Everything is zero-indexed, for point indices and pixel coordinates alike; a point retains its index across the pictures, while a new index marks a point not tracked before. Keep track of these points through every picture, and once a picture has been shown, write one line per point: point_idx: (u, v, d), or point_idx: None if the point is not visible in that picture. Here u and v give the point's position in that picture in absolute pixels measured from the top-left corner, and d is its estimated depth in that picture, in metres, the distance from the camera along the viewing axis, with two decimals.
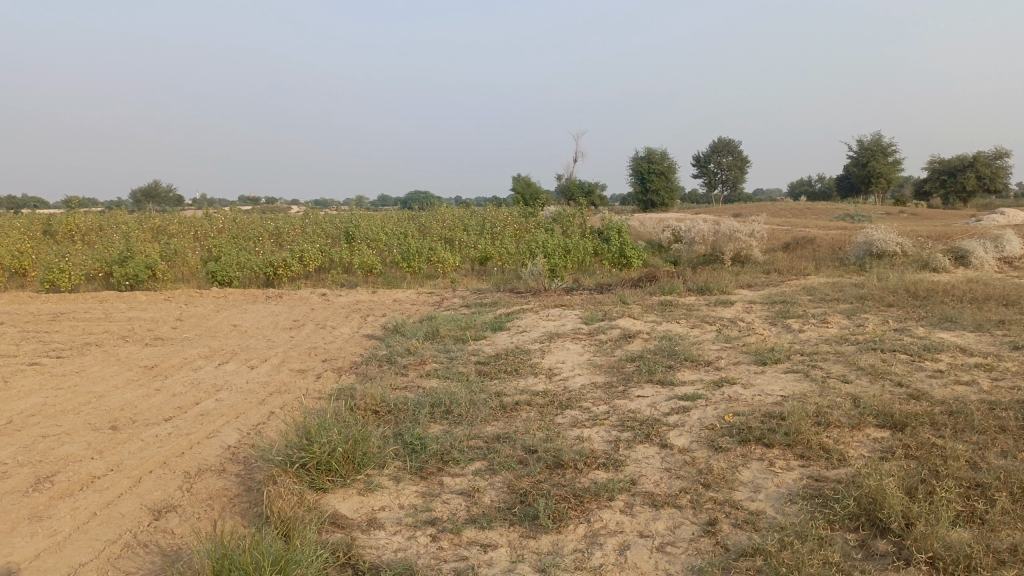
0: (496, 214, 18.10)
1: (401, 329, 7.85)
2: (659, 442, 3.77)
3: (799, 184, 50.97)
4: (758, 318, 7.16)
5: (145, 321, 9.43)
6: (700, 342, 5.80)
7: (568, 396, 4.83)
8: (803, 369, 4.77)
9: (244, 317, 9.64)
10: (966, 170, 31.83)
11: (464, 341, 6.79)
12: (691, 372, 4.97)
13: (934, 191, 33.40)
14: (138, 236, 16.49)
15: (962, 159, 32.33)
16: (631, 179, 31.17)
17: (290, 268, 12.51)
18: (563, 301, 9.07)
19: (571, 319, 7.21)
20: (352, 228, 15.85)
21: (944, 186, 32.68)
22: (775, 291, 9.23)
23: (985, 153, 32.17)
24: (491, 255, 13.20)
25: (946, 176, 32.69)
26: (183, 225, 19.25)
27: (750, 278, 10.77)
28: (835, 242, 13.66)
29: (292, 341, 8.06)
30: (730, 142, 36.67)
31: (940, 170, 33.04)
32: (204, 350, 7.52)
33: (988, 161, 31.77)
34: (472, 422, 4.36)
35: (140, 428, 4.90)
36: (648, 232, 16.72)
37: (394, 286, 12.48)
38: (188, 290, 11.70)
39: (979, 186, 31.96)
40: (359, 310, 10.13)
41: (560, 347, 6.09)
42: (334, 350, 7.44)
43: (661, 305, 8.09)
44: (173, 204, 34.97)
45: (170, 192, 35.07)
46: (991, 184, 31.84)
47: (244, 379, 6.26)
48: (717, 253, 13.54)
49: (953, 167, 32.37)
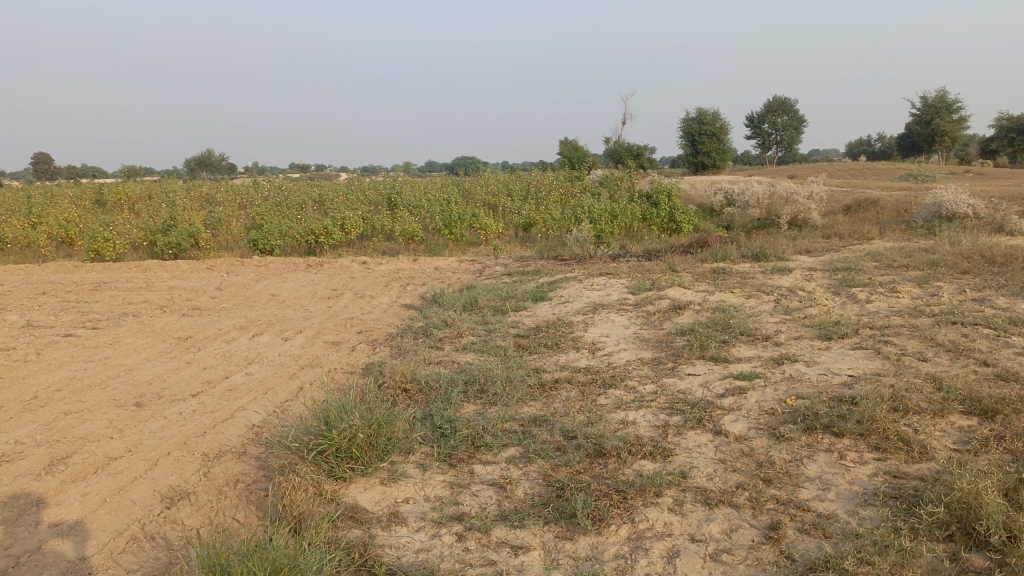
0: (541, 178, 17.66)
1: (440, 298, 7.58)
2: (713, 428, 3.40)
3: (858, 144, 49.07)
4: (819, 286, 6.67)
5: (185, 290, 9.37)
6: (756, 314, 5.37)
7: (612, 373, 4.48)
8: (873, 345, 4.32)
9: (283, 286, 9.49)
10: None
11: (504, 312, 6.48)
12: (748, 348, 4.56)
13: (1003, 149, 31.64)
14: (184, 205, 16.57)
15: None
16: (681, 141, 30.25)
17: (331, 235, 12.34)
18: (608, 269, 8.68)
19: (617, 288, 6.83)
20: (395, 194, 15.61)
21: (1014, 144, 30.95)
22: (837, 257, 8.67)
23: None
24: (536, 220, 12.82)
25: (1016, 133, 30.92)
26: (229, 193, 19.32)
27: (808, 243, 10.19)
28: (900, 203, 12.89)
29: (329, 311, 7.86)
30: (786, 101, 35.27)
31: (1010, 126, 31.26)
32: (240, 321, 7.38)
33: None
34: (508, 402, 4.05)
35: (165, 404, 4.74)
36: (699, 195, 16.09)
37: (437, 253, 12.22)
38: (230, 259, 11.64)
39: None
40: (399, 279, 9.91)
41: (604, 319, 5.73)
42: (370, 321, 7.20)
43: (713, 272, 7.64)
44: (224, 171, 35.27)
45: (222, 160, 35.37)
46: None
47: (277, 351, 6.07)
48: (772, 216, 12.91)
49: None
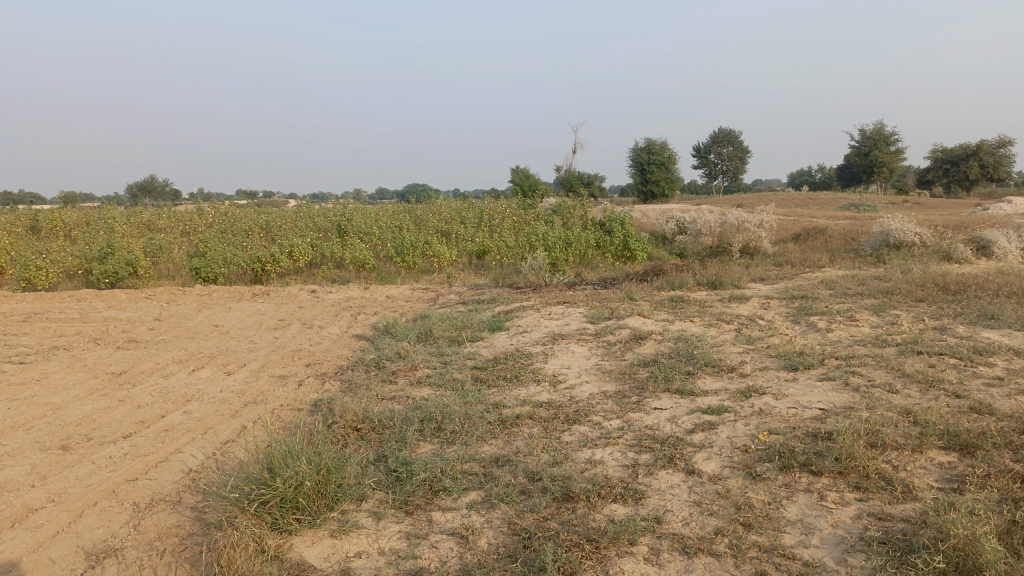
0: (493, 205, 17.53)
1: (392, 328, 7.30)
2: (685, 468, 3.22)
3: (800, 174, 50.48)
4: (778, 314, 6.61)
5: (121, 321, 8.89)
6: (719, 344, 5.25)
7: (576, 408, 4.28)
8: (841, 376, 4.22)
9: (227, 316, 9.09)
10: (970, 158, 31.18)
11: (460, 344, 6.25)
12: (714, 380, 4.42)
13: (937, 180, 32.79)
14: (124, 232, 15.95)
15: (965, 147, 31.67)
16: (631, 170, 30.57)
17: (278, 263, 11.96)
18: (565, 298, 8.52)
19: (575, 318, 6.67)
20: (345, 221, 15.28)
21: (947, 175, 32.13)
22: (792, 285, 8.67)
23: (989, 141, 31.52)
24: (489, 248, 12.65)
25: (949, 165, 32.11)
26: (172, 220, 18.71)
27: (762, 271, 10.22)
28: (848, 232, 13.11)
29: (275, 343, 7.51)
30: (732, 132, 36.08)
31: (943, 159, 32.45)
32: (180, 354, 6.98)
33: (992, 149, 31.16)
34: (467, 441, 3.82)
35: (93, 446, 4.37)
36: (652, 223, 16.16)
37: (388, 281, 11.93)
38: (172, 288, 11.15)
39: (983, 175, 31.34)
40: (350, 308, 9.59)
41: (564, 349, 5.54)
42: (319, 353, 6.89)
43: (671, 301, 7.55)
44: (168, 198, 34.31)
45: (166, 186, 34.43)
46: (996, 173, 31.24)
47: (219, 387, 5.71)
48: (724, 244, 12.99)
49: (957, 155, 31.79)
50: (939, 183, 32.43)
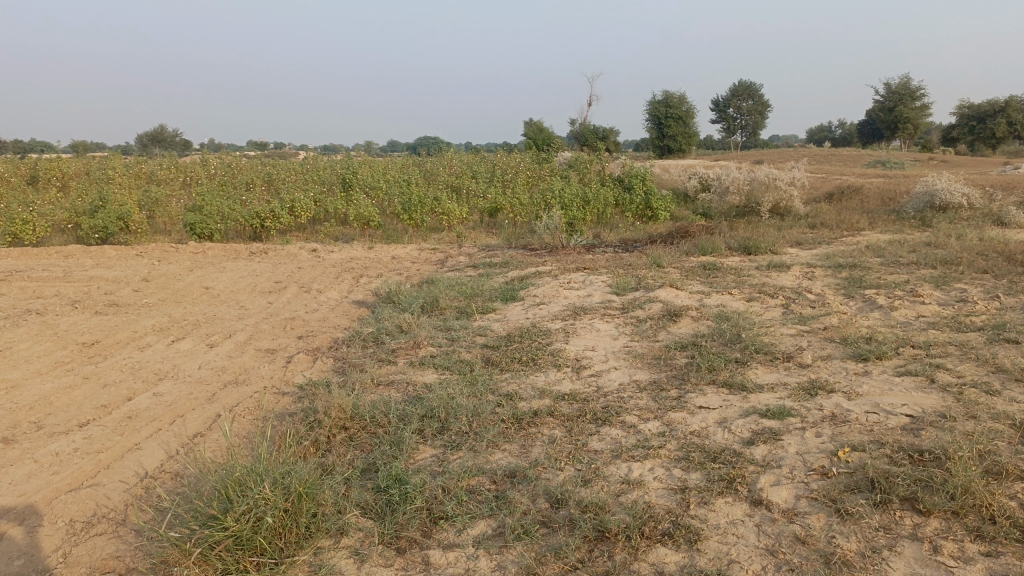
0: (506, 160, 16.70)
1: (396, 295, 6.62)
2: (749, 497, 2.56)
3: (819, 130, 49.06)
4: (826, 286, 5.89)
5: (106, 281, 8.27)
6: (768, 325, 4.54)
7: (605, 404, 3.61)
8: (924, 372, 3.51)
9: (219, 277, 8.44)
10: (998, 115, 29.81)
11: (469, 316, 5.58)
12: (769, 373, 3.73)
13: (963, 137, 31.46)
14: (121, 183, 15.26)
15: (994, 104, 30.29)
16: (648, 124, 29.50)
17: (278, 219, 11.27)
18: (584, 262, 7.82)
19: (598, 287, 5.97)
20: (351, 174, 14.53)
21: (973, 132, 30.85)
22: (833, 251, 7.89)
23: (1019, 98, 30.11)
24: (502, 206, 11.91)
25: (976, 122, 30.79)
26: (173, 170, 18.00)
27: (796, 234, 9.44)
28: (884, 191, 12.28)
29: (267, 309, 6.86)
30: (753, 85, 34.80)
31: (970, 115, 31.14)
32: (161, 321, 6.35)
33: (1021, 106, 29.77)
34: (475, 447, 3.16)
35: (41, 438, 3.77)
36: (673, 180, 15.33)
37: (395, 239, 11.25)
38: (164, 244, 10.52)
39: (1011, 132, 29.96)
40: (352, 269, 8.93)
41: (587, 327, 4.85)
42: (314, 323, 6.23)
43: (703, 269, 6.81)
44: (178, 148, 33.53)
45: (176, 136, 33.63)
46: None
47: (198, 362, 5.08)
48: (752, 204, 12.21)
49: (984, 112, 30.46)
50: (965, 140, 31.11)
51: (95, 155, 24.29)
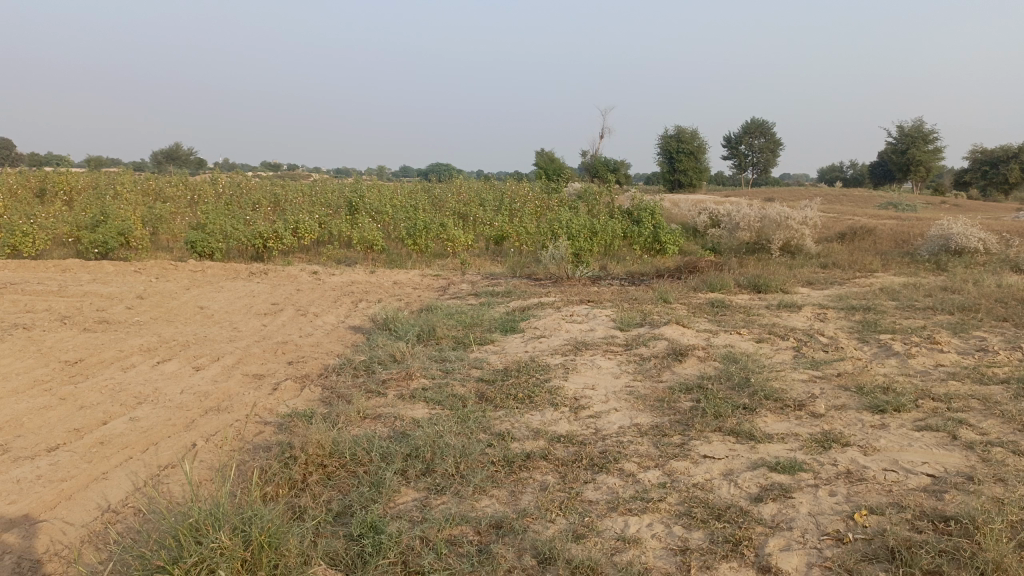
0: (515, 188, 16.59)
1: (393, 322, 6.41)
2: (756, 563, 2.32)
3: (830, 170, 49.02)
4: (839, 329, 5.66)
5: (101, 298, 8.10)
6: (779, 369, 4.30)
7: (603, 448, 3.38)
8: (946, 427, 3.27)
9: (216, 297, 8.26)
10: (1011, 161, 29.65)
11: (466, 347, 5.36)
12: (779, 422, 3.50)
13: (975, 181, 31.28)
14: (128, 198, 15.18)
15: (1006, 149, 30.14)
16: (659, 158, 29.45)
17: (281, 240, 11.12)
18: (589, 294, 7.61)
19: (602, 322, 5.76)
20: (358, 198, 14.43)
21: (985, 177, 30.66)
22: (845, 293, 7.67)
23: None
24: (508, 234, 11.75)
25: (988, 167, 30.62)
26: (182, 188, 17.95)
27: (807, 274, 9.22)
28: (898, 233, 12.07)
29: (261, 332, 6.66)
30: (765, 123, 34.81)
31: (982, 160, 30.98)
32: (150, 341, 6.16)
33: None
34: (460, 492, 2.93)
35: (4, 463, 3.56)
36: (683, 214, 15.16)
37: (398, 264, 11.08)
38: (164, 261, 10.38)
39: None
40: (352, 294, 8.74)
41: (588, 363, 4.63)
42: (306, 348, 6.02)
43: (711, 307, 6.60)
44: (191, 166, 33.66)
45: (190, 155, 33.78)
46: None
47: (181, 386, 4.88)
48: (762, 241, 12.01)
49: (996, 157, 30.30)
50: (977, 185, 30.92)
51: (108, 170, 24.35)
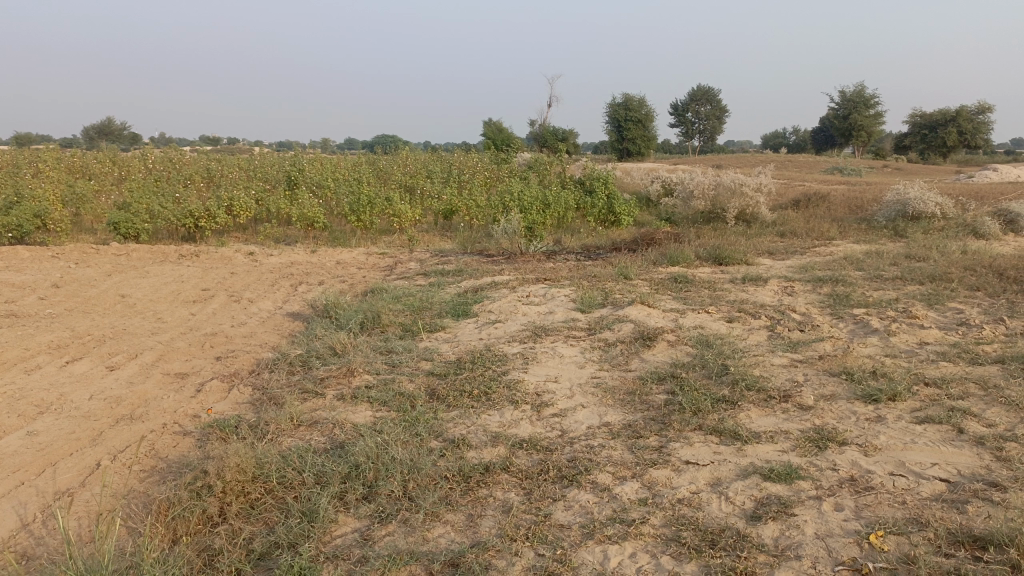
0: (463, 159, 16.02)
1: (333, 308, 5.89)
2: None
3: (774, 137, 49.44)
4: (810, 304, 5.36)
5: (10, 287, 7.35)
6: (756, 353, 3.96)
7: (571, 455, 2.97)
8: (949, 419, 2.96)
9: (141, 284, 7.59)
10: (948, 125, 30.12)
11: (414, 336, 4.90)
12: (766, 418, 3.14)
13: (915, 145, 31.76)
14: (48, 177, 14.12)
15: (944, 113, 30.59)
16: (608, 126, 29.08)
17: (214, 219, 10.40)
18: (544, 271, 7.19)
19: (561, 303, 5.35)
20: (298, 172, 13.69)
21: (924, 141, 31.11)
22: (808, 263, 7.40)
23: (969, 108, 30.44)
24: (457, 208, 11.23)
25: (927, 131, 31.06)
26: (108, 163, 16.86)
27: (766, 243, 8.97)
28: (851, 199, 11.94)
29: (189, 322, 6.07)
30: (711, 90, 34.71)
31: (921, 124, 31.42)
32: (60, 338, 5.52)
33: (971, 116, 30.09)
34: (408, 521, 2.50)
35: None
36: (636, 184, 14.82)
37: (341, 242, 10.48)
38: (85, 245, 9.58)
39: (961, 142, 30.31)
40: (292, 276, 8.16)
41: (549, 352, 4.21)
42: (238, 341, 5.47)
43: (674, 282, 6.25)
44: (125, 141, 31.99)
45: (123, 129, 32.10)
46: (974, 141, 30.30)
47: (90, 392, 4.30)
48: (717, 210, 11.75)
49: (934, 121, 30.73)
50: (917, 149, 31.38)
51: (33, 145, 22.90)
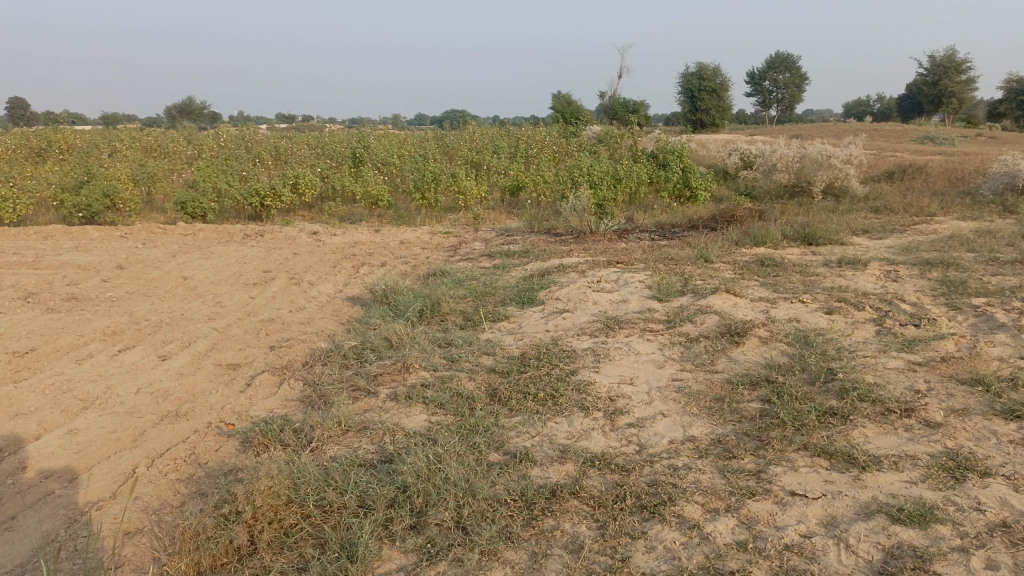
0: (531, 133, 15.55)
1: (392, 294, 5.58)
2: None
3: (856, 105, 47.10)
4: (919, 291, 4.77)
5: (76, 269, 7.33)
6: (864, 353, 3.45)
7: (652, 477, 2.57)
8: None
9: (203, 265, 7.47)
10: None
11: (477, 326, 4.54)
12: (884, 437, 2.66)
13: (1012, 111, 29.57)
14: (122, 156, 14.30)
15: None
16: (680, 97, 28.02)
17: (279, 197, 10.26)
18: (617, 253, 6.72)
19: (636, 289, 4.90)
20: (364, 148, 13.48)
21: (1022, 107, 28.91)
22: (908, 243, 6.72)
23: None
24: (524, 184, 10.81)
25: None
26: (180, 141, 17.02)
27: (859, 220, 8.26)
28: (951, 171, 10.99)
29: (246, 307, 5.87)
30: (789, 57, 33.07)
31: (1019, 89, 29.20)
32: (117, 323, 5.39)
33: None
34: (463, 560, 2.15)
35: None
36: (712, 157, 14.08)
37: (406, 220, 10.22)
38: (153, 225, 9.57)
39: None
40: (354, 256, 7.93)
41: (624, 348, 3.79)
42: (294, 328, 5.22)
43: (760, 266, 5.70)
44: (206, 120, 32.62)
45: (203, 109, 32.72)
46: None
47: (138, 385, 4.11)
48: (801, 184, 11.00)
49: None
50: (1014, 116, 29.24)
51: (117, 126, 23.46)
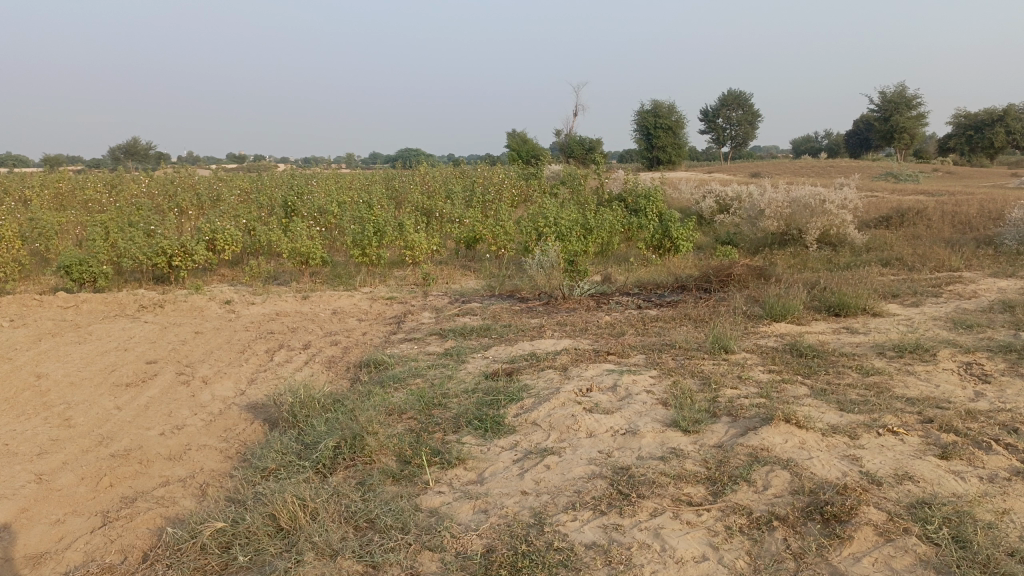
0: (487, 174, 14.17)
1: (304, 408, 4.02)
2: None
3: (805, 142, 47.22)
4: None
5: None
6: None
7: None
8: None
9: (72, 355, 5.79)
10: (996, 124, 27.68)
11: (416, 484, 3.01)
12: None
13: (957, 147, 29.16)
14: (23, 208, 12.47)
15: (991, 112, 28.11)
16: (636, 134, 27.12)
17: (191, 256, 8.62)
18: (604, 333, 5.26)
19: (647, 409, 3.43)
20: (300, 195, 11.89)
21: (970, 142, 28.56)
22: (959, 315, 5.42)
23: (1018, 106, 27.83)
24: (480, 235, 9.35)
25: (972, 131, 28.52)
26: (97, 186, 15.19)
27: (880, 279, 6.98)
28: (953, 217, 9.87)
29: (102, 428, 4.25)
30: (742, 94, 32.53)
31: (965, 124, 28.95)
32: None
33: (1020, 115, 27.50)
34: None
35: None
36: (685, 200, 12.82)
37: (342, 282, 8.66)
38: (30, 296, 7.82)
39: (1010, 142, 27.91)
40: (274, 336, 6.33)
41: (654, 549, 2.29)
42: (155, 469, 3.63)
43: (798, 357, 4.30)
44: (151, 162, 30.61)
45: (148, 151, 30.83)
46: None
47: None
48: (793, 231, 9.77)
49: (980, 120, 28.18)
50: (961, 151, 28.90)
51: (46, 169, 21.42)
